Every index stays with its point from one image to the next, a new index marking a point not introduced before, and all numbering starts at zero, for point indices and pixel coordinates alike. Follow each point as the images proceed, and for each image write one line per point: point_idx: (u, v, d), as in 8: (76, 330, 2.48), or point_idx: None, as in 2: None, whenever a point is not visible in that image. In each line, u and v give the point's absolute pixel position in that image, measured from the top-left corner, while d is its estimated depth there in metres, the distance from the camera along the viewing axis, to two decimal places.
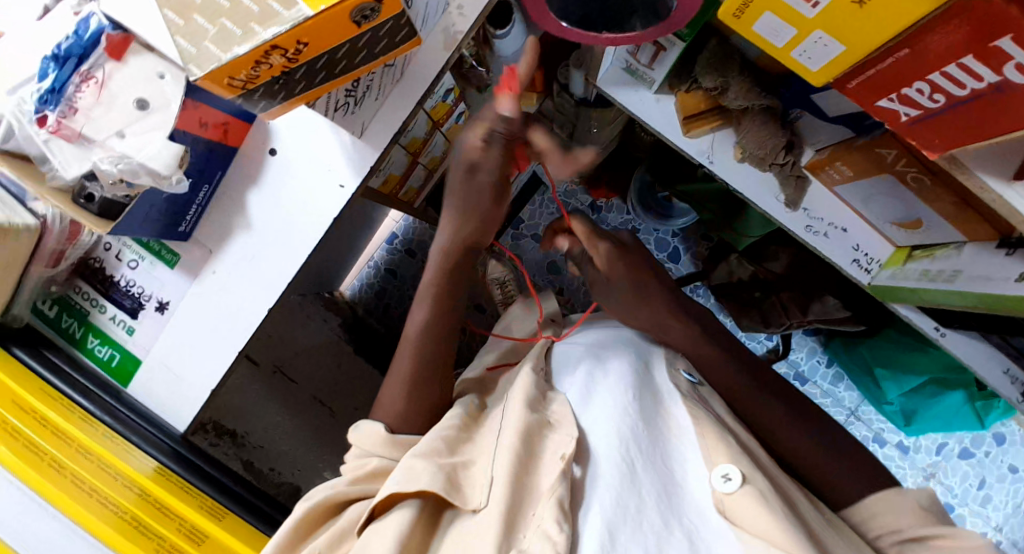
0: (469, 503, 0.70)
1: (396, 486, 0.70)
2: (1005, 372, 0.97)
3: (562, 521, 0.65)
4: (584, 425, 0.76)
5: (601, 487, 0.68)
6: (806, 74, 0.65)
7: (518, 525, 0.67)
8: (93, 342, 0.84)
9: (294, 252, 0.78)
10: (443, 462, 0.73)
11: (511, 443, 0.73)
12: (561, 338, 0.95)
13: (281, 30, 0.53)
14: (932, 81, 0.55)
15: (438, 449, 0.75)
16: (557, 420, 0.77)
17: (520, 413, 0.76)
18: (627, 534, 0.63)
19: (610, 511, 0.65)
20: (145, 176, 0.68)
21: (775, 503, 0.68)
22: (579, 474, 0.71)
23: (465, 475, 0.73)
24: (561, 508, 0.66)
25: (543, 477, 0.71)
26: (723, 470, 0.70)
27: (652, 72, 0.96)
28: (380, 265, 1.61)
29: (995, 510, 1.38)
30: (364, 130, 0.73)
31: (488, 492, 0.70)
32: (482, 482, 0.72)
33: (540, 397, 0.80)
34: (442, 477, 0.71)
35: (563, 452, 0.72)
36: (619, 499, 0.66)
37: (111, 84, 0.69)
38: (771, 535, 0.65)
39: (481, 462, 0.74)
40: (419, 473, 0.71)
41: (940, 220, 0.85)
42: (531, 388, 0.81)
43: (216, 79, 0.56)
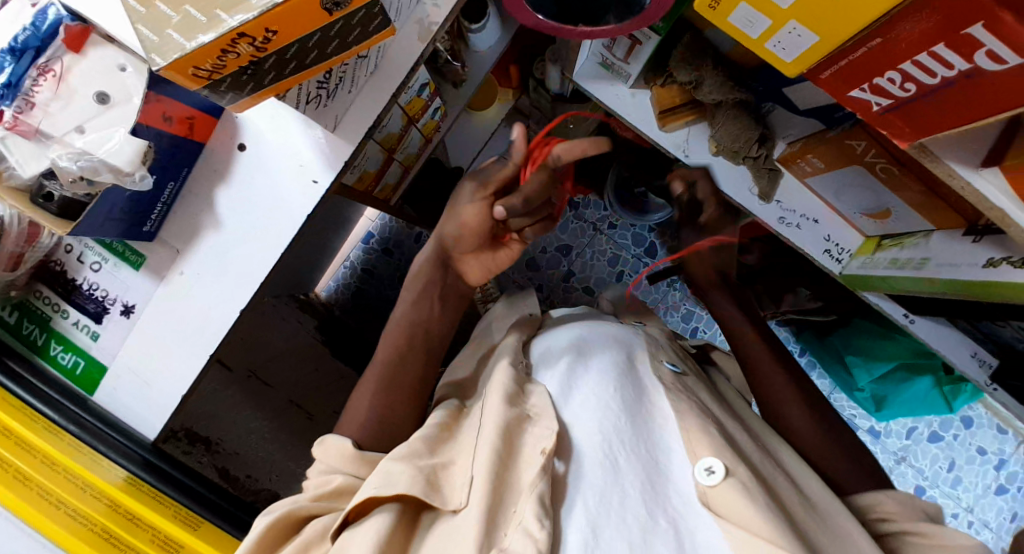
0: (448, 504, 0.70)
1: (374, 490, 0.69)
2: (973, 355, 1.01)
3: (543, 517, 0.65)
4: (565, 417, 0.76)
5: (584, 485, 0.69)
6: (779, 66, 0.65)
7: (500, 521, 0.67)
8: (56, 349, 0.81)
9: (265, 252, 0.76)
10: (422, 465, 0.72)
11: (491, 439, 0.72)
12: (541, 332, 0.94)
13: (248, 17, 0.51)
14: (903, 71, 0.56)
15: (418, 450, 0.74)
16: (536, 414, 0.76)
17: (499, 409, 0.75)
18: (612, 530, 0.65)
19: (594, 509, 0.66)
20: (106, 173, 0.66)
21: (757, 493, 0.69)
22: (561, 470, 0.71)
23: (445, 474, 0.73)
24: (542, 503, 0.66)
25: (524, 472, 0.70)
26: (706, 463, 0.71)
27: (627, 66, 0.96)
28: (356, 264, 1.60)
29: (966, 491, 1.41)
30: (337, 124, 0.72)
31: (468, 493, 0.70)
32: (462, 482, 0.71)
33: (519, 390, 0.79)
34: (421, 480, 0.70)
35: (544, 446, 0.71)
36: (603, 496, 0.67)
37: (70, 78, 0.67)
38: (753, 527, 0.66)
39: (461, 463, 0.74)
40: (396, 477, 0.70)
41: (906, 208, 0.87)
42: (509, 380, 0.80)
43: (180, 70, 0.54)
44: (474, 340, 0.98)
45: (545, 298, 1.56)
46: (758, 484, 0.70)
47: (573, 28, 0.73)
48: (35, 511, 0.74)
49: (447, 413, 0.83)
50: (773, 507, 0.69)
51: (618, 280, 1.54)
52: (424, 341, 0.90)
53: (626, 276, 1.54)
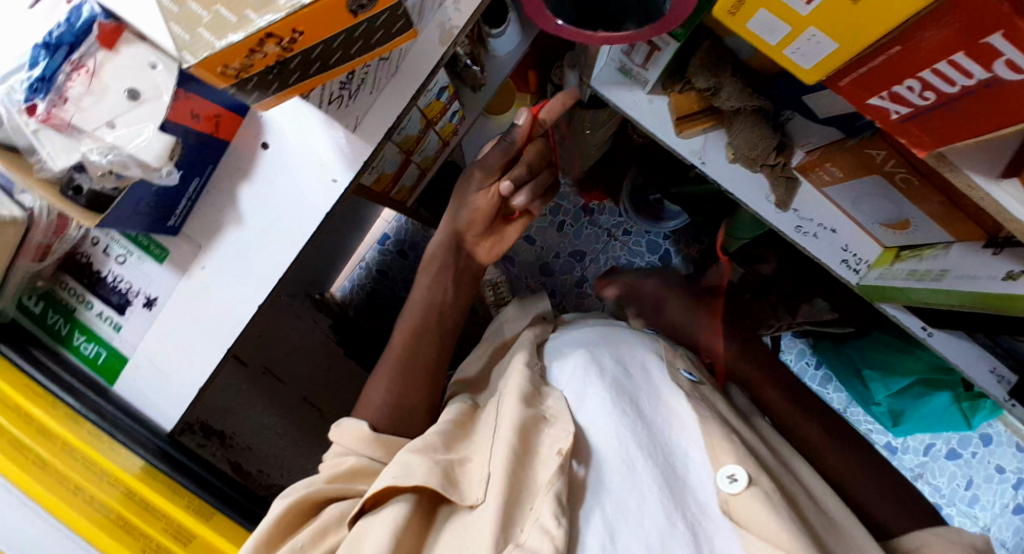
0: (465, 499, 0.70)
1: (394, 479, 0.69)
2: (992, 371, 0.98)
3: (559, 516, 0.65)
4: (580, 420, 0.77)
5: (602, 491, 0.69)
6: (797, 72, 0.65)
7: (518, 518, 0.67)
8: (79, 339, 0.83)
9: (284, 249, 0.77)
10: (439, 458, 0.73)
11: (507, 438, 0.72)
12: (555, 335, 0.94)
13: (276, 18, 0.53)
14: (922, 79, 0.56)
15: (434, 444, 0.74)
16: (552, 415, 0.77)
17: (515, 408, 0.75)
18: (629, 534, 0.66)
19: (611, 514, 0.67)
20: (134, 168, 0.68)
21: (781, 505, 0.68)
22: (579, 473, 0.72)
23: (462, 470, 0.73)
24: (559, 503, 0.66)
25: (540, 471, 0.71)
26: (729, 470, 0.70)
27: (646, 72, 0.97)
28: (371, 265, 1.63)
29: (983, 510, 1.39)
30: (358, 125, 0.73)
31: (485, 489, 0.70)
32: (479, 478, 0.72)
33: (535, 392, 0.80)
34: (438, 472, 0.71)
35: (560, 447, 0.72)
36: (621, 501, 0.68)
37: (102, 74, 0.68)
38: (773, 535, 0.65)
39: (478, 460, 0.74)
40: (414, 468, 0.70)
41: (925, 219, 0.86)
42: (525, 381, 0.80)
43: (210, 68, 0.55)
44: (486, 341, 0.99)
45: (558, 303, 1.57)
46: (782, 496, 0.69)
47: (592, 34, 0.74)
48: (49, 495, 0.76)
49: (462, 409, 0.84)
50: (797, 522, 0.67)
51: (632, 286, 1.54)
52: (440, 340, 0.91)
53: None
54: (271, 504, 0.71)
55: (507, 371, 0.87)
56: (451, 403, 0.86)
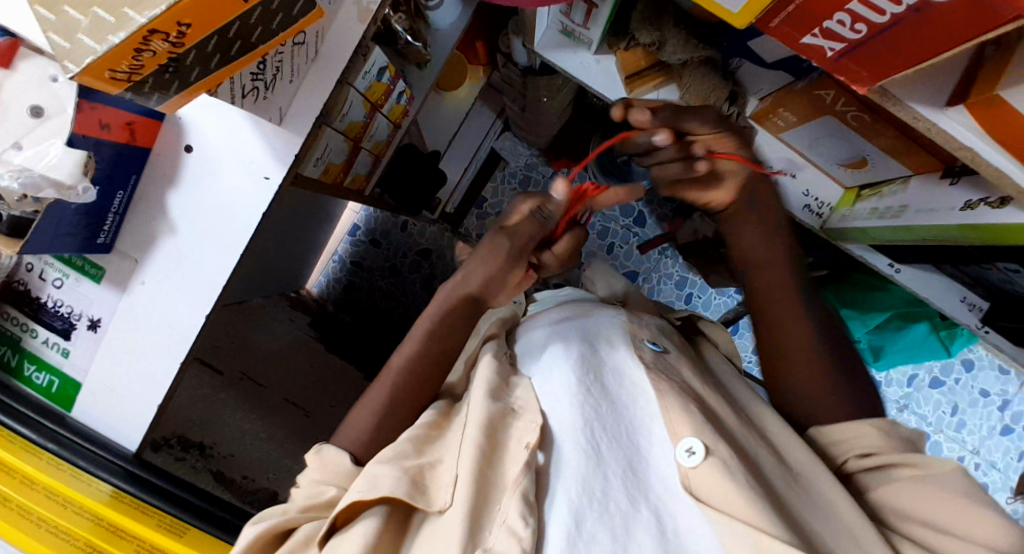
0: (433, 505, 0.69)
1: (360, 494, 0.69)
2: (963, 300, 0.99)
3: (527, 515, 0.65)
4: (545, 409, 0.75)
5: (565, 474, 0.67)
6: (727, 17, 0.60)
7: (485, 520, 0.66)
8: (29, 369, 0.80)
9: (223, 256, 0.75)
10: (408, 466, 0.72)
11: (473, 437, 0.72)
12: (529, 317, 0.94)
13: (156, 13, 0.49)
14: (851, 11, 0.52)
15: (405, 451, 0.74)
16: (520, 407, 0.77)
17: (483, 404, 0.75)
18: (593, 520, 0.64)
19: (576, 499, 0.65)
20: (48, 188, 0.63)
21: (739, 471, 0.69)
22: (542, 461, 0.71)
23: (432, 475, 0.72)
24: (526, 501, 0.66)
25: (508, 468, 0.70)
26: (687, 443, 0.70)
27: (588, 32, 0.93)
28: (345, 257, 1.63)
29: (970, 434, 1.39)
30: (284, 117, 0.71)
31: (452, 492, 0.69)
32: (447, 481, 0.71)
33: (503, 383, 0.80)
34: (406, 481, 0.70)
35: (528, 439, 0.72)
36: (585, 484, 0.66)
37: (2, 94, 0.65)
38: (735, 510, 0.66)
39: (447, 460, 0.73)
40: (381, 479, 0.70)
41: (885, 156, 0.85)
42: (493, 374, 0.80)
43: (97, 74, 0.51)
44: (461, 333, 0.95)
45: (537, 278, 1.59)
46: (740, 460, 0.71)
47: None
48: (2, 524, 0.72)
49: (438, 412, 0.82)
50: (756, 488, 0.68)
51: (608, 252, 1.57)
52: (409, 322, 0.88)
53: (618, 248, 1.57)
54: (241, 532, 0.70)
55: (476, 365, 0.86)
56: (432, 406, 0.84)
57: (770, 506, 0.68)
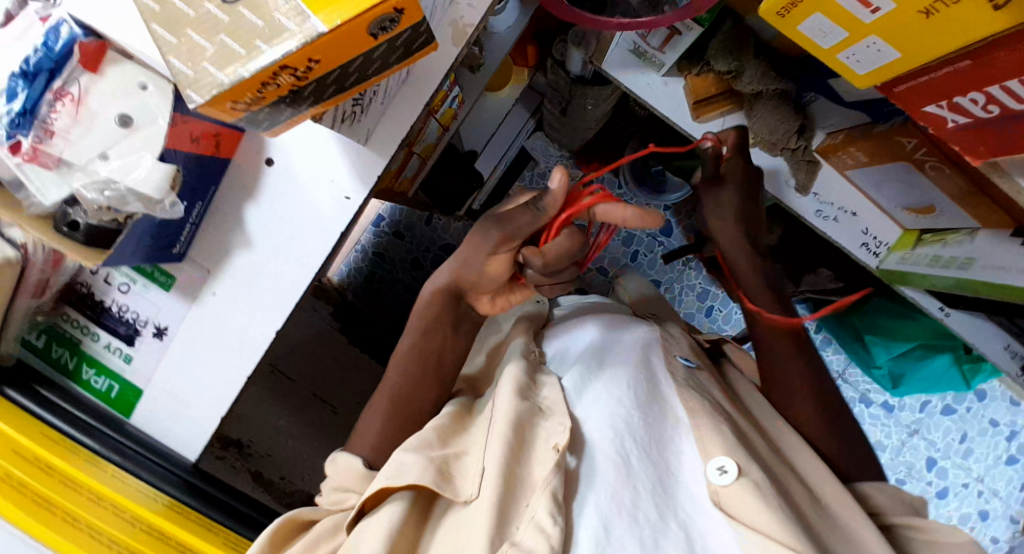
0: (459, 495, 0.69)
1: (387, 480, 0.68)
2: (1006, 347, 1.00)
3: (556, 513, 0.64)
4: (577, 414, 0.75)
5: (596, 483, 0.67)
6: (850, 77, 0.60)
7: (512, 518, 0.66)
8: (88, 373, 0.79)
9: (296, 275, 0.73)
10: (433, 454, 0.71)
11: (502, 431, 0.71)
12: (556, 324, 0.94)
13: (290, 49, 0.47)
14: (987, 93, 0.52)
15: (429, 441, 0.73)
16: (548, 407, 0.76)
17: (511, 402, 0.74)
18: (623, 528, 0.64)
19: (605, 506, 0.65)
20: (135, 202, 0.62)
21: (770, 494, 0.68)
22: (572, 465, 0.70)
23: (457, 465, 0.72)
24: (555, 499, 0.65)
25: (536, 468, 0.69)
26: (718, 462, 0.69)
27: (663, 55, 0.92)
28: (368, 248, 1.47)
29: (977, 462, 1.37)
30: (369, 136, 0.69)
31: (479, 483, 0.69)
32: (473, 472, 0.70)
33: (530, 383, 0.79)
34: (432, 470, 0.69)
35: (557, 442, 0.71)
36: (614, 493, 0.65)
37: (88, 100, 0.62)
38: (769, 529, 0.65)
39: (473, 454, 0.73)
40: (408, 466, 0.69)
41: (951, 204, 0.85)
42: (521, 374, 0.79)
43: (219, 105, 0.49)
44: (481, 330, 0.95)
45: None
46: (771, 484, 0.69)
47: (609, 20, 0.77)
48: (68, 541, 0.67)
49: (460, 404, 0.83)
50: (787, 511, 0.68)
51: (632, 259, 1.51)
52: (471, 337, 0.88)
53: (642, 257, 1.51)
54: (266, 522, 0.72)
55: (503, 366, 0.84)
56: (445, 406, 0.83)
57: (801, 529, 0.67)
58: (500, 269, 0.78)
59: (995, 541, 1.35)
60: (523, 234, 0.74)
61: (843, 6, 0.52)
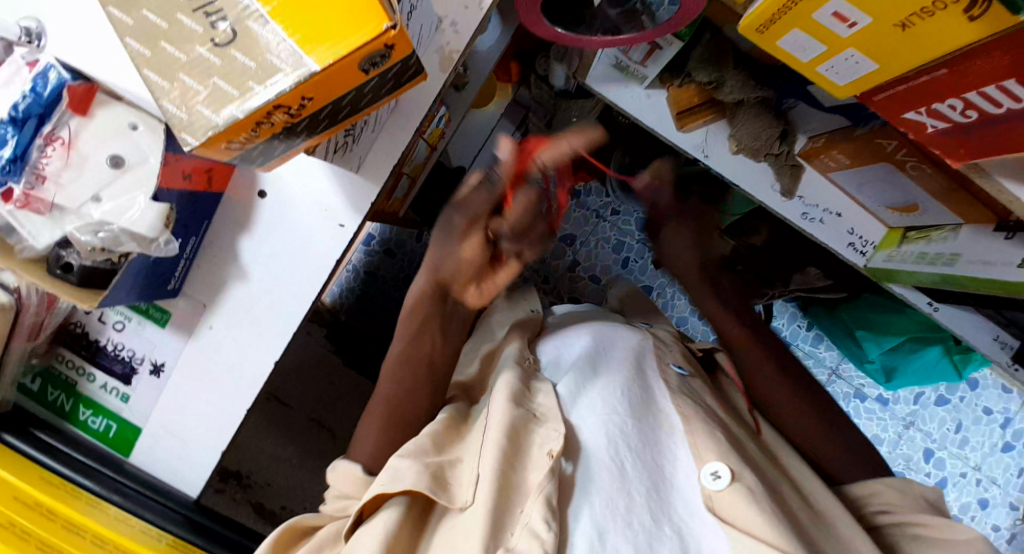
0: (454, 502, 0.68)
1: (383, 487, 0.67)
2: (995, 339, 1.01)
3: (549, 519, 0.64)
4: (571, 418, 0.76)
5: (591, 489, 0.68)
6: (829, 87, 0.62)
7: (507, 523, 0.65)
8: (85, 414, 0.78)
9: (291, 304, 0.74)
10: (429, 461, 0.71)
11: (496, 439, 0.71)
12: (548, 328, 0.95)
13: (286, 88, 0.47)
14: (966, 98, 0.53)
15: (425, 448, 0.72)
16: (542, 413, 0.75)
17: (505, 408, 0.74)
18: (618, 534, 0.65)
19: (600, 513, 0.65)
20: (129, 242, 0.63)
21: (764, 500, 0.69)
22: (568, 471, 0.70)
23: (453, 473, 0.71)
24: (548, 505, 0.65)
25: (531, 474, 0.69)
26: (712, 467, 0.70)
27: (644, 69, 0.93)
28: (359, 268, 1.34)
29: (974, 451, 1.40)
30: (361, 164, 0.70)
31: (473, 490, 0.68)
32: (468, 480, 0.70)
33: (524, 389, 0.78)
34: (427, 475, 0.68)
35: (551, 447, 0.70)
36: (609, 500, 0.66)
37: (79, 144, 0.63)
38: (760, 532, 0.66)
39: (467, 462, 0.72)
40: (404, 472, 0.68)
41: (934, 203, 0.87)
42: (514, 379, 0.78)
43: (214, 146, 0.50)
44: (472, 337, 0.94)
45: (551, 291, 1.47)
46: (764, 490, 0.70)
47: (592, 38, 0.78)
48: None
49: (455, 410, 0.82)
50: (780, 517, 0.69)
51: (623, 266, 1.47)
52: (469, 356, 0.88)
53: (632, 263, 1.46)
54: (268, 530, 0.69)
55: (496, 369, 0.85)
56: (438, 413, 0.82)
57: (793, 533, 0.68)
58: (472, 252, 0.83)
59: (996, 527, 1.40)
60: (483, 212, 0.83)
61: (822, 22, 0.53)
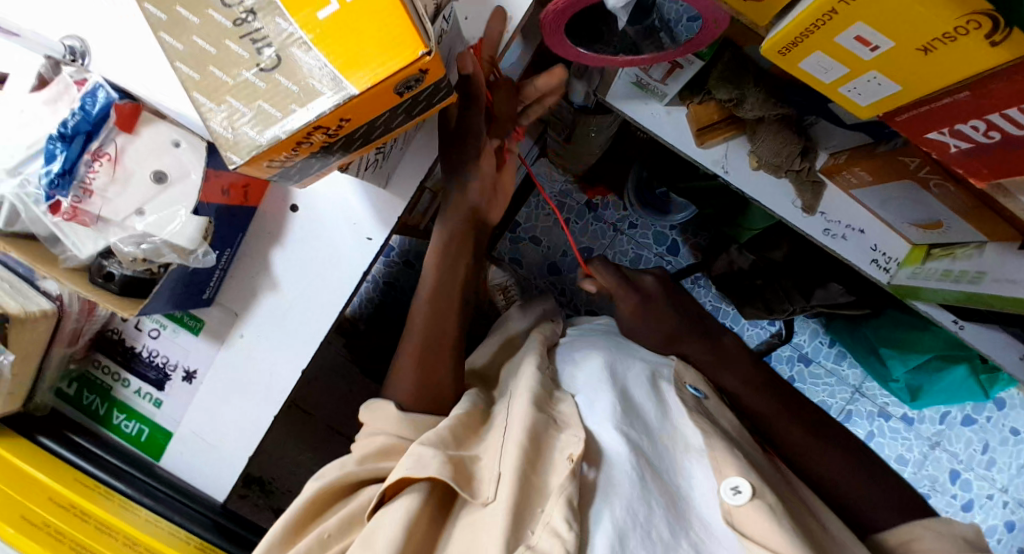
0: (477, 496, 0.69)
1: (409, 471, 0.68)
2: (1022, 358, 1.00)
3: (570, 519, 0.65)
4: (590, 425, 0.77)
5: (611, 493, 0.68)
6: (851, 109, 0.63)
7: (527, 521, 0.66)
8: (118, 418, 0.81)
9: (322, 314, 0.76)
10: (451, 453, 0.72)
11: (518, 441, 0.72)
12: (564, 343, 0.96)
13: (325, 111, 0.50)
14: (989, 121, 0.54)
15: (446, 439, 0.73)
16: (563, 419, 0.77)
17: (528, 412, 0.75)
18: (637, 541, 0.65)
19: (621, 518, 0.66)
20: (168, 252, 0.65)
21: (784, 518, 0.69)
22: (589, 475, 0.71)
23: (474, 468, 0.72)
24: (570, 505, 0.66)
25: (552, 476, 0.70)
26: (732, 482, 0.71)
27: (665, 87, 0.96)
28: (379, 278, 1.35)
29: (1000, 472, 1.39)
30: (389, 180, 0.73)
31: (496, 488, 0.69)
32: (490, 477, 0.71)
33: (547, 396, 0.80)
34: (450, 466, 0.70)
35: (571, 451, 0.71)
36: (630, 507, 0.67)
37: (126, 159, 0.65)
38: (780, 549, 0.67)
39: (487, 460, 0.73)
40: (428, 460, 0.69)
41: (955, 219, 0.88)
42: (536, 385, 0.80)
43: (255, 164, 0.53)
44: (490, 338, 1.02)
45: (568, 302, 1.47)
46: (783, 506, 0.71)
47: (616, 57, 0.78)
48: None
49: (473, 404, 0.82)
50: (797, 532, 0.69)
51: None
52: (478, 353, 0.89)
53: None
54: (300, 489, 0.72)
55: (517, 373, 0.87)
56: (459, 401, 0.82)
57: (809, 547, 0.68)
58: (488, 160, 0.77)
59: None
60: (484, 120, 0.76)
61: (844, 45, 0.55)
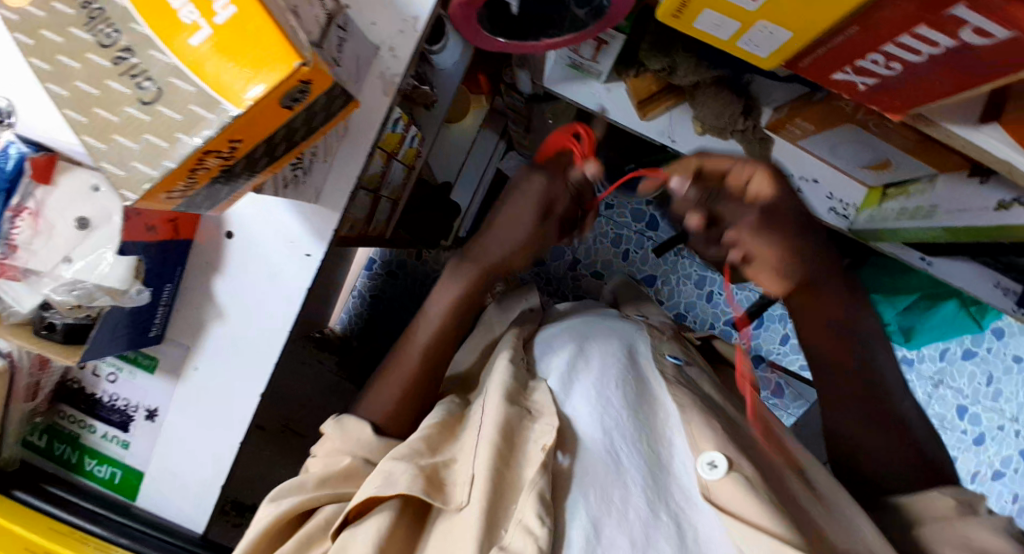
0: (451, 502, 0.69)
1: (375, 491, 0.68)
2: (996, 285, 1.01)
3: (542, 515, 0.65)
4: (565, 411, 0.76)
5: (585, 481, 0.68)
6: (755, 61, 0.62)
7: (500, 520, 0.67)
8: (91, 463, 0.82)
9: (273, 336, 0.76)
10: (422, 463, 0.71)
11: (490, 439, 0.72)
12: (544, 327, 0.95)
13: (210, 135, 0.50)
14: (886, 52, 0.53)
15: (418, 449, 0.73)
16: (538, 410, 0.76)
17: (498, 407, 0.75)
18: (613, 527, 0.65)
19: (595, 507, 0.66)
20: (101, 295, 0.65)
21: (762, 490, 0.69)
22: (564, 463, 0.70)
23: (448, 473, 0.72)
24: (542, 500, 0.65)
25: (525, 469, 0.70)
26: (709, 457, 0.71)
27: (597, 64, 0.94)
28: (364, 293, 1.48)
29: (1008, 402, 1.30)
30: (319, 195, 0.72)
31: (469, 490, 0.69)
32: (463, 480, 0.71)
33: (520, 387, 0.79)
34: (421, 479, 0.69)
35: (544, 442, 0.71)
36: (603, 492, 0.67)
37: (46, 211, 0.66)
38: (761, 522, 0.65)
39: (461, 462, 0.73)
40: (396, 478, 0.69)
41: (901, 153, 0.86)
42: (508, 378, 0.79)
43: (153, 197, 0.53)
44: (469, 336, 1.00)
45: (555, 291, 1.45)
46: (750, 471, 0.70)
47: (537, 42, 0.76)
48: None
49: (448, 412, 0.82)
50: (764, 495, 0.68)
51: (624, 259, 1.43)
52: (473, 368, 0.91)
53: (632, 254, 1.43)
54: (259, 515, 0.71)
55: (492, 366, 0.86)
56: (435, 410, 0.82)
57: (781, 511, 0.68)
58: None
59: (1018, 495, 1.29)
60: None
61: None
